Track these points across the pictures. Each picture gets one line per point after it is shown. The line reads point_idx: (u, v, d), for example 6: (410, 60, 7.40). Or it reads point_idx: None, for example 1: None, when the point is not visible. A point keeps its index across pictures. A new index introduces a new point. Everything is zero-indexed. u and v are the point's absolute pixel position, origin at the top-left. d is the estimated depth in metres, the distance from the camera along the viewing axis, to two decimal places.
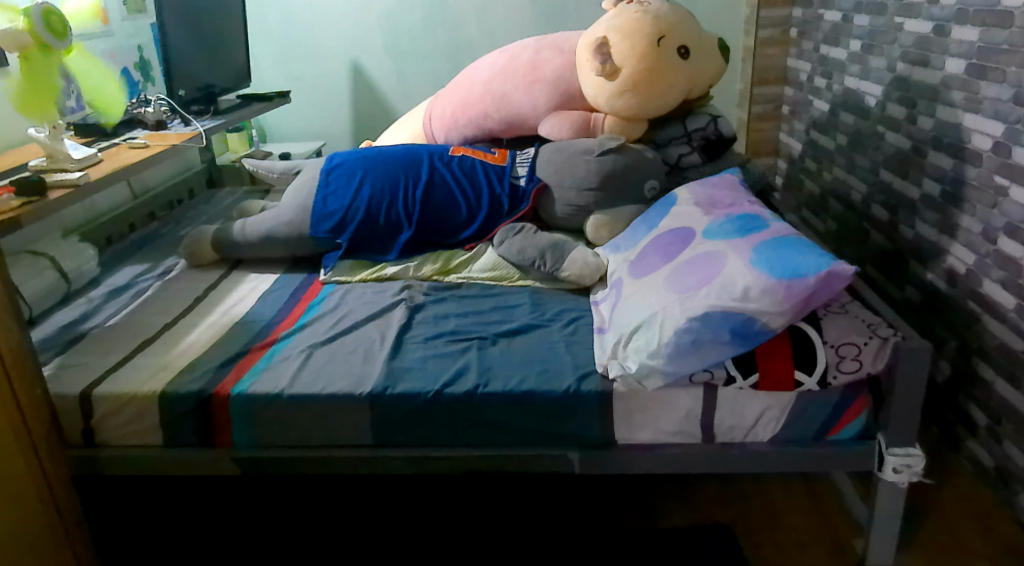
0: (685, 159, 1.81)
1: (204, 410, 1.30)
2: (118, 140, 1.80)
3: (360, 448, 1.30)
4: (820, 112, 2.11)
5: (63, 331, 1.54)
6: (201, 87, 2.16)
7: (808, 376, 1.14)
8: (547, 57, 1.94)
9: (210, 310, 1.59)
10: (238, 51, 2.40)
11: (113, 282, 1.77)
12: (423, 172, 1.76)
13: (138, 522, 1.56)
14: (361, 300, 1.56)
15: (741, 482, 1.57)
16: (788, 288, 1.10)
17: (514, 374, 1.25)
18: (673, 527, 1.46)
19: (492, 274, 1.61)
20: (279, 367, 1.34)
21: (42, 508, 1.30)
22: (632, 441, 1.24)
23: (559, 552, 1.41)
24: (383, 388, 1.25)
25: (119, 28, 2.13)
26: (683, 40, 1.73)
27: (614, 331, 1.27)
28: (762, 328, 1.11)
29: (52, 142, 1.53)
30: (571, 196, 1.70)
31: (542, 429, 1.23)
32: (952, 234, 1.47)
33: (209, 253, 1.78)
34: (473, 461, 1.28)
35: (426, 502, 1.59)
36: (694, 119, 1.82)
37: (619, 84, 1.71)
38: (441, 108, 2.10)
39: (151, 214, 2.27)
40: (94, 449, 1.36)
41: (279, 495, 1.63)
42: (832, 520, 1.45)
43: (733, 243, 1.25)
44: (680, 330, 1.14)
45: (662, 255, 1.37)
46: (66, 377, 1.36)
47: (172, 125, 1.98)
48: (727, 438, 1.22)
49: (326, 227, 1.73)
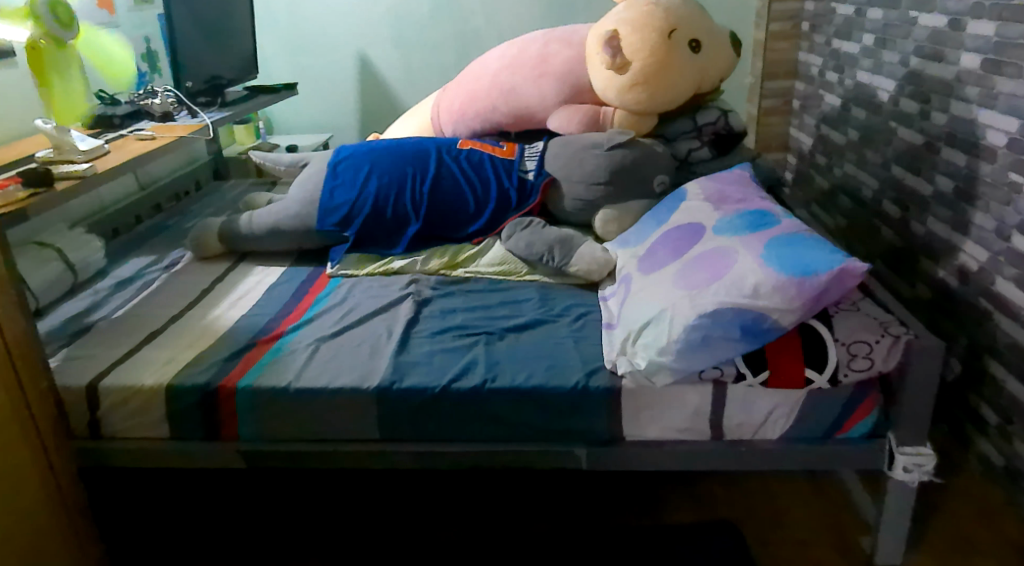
0: (695, 154, 1.79)
1: (210, 403, 1.30)
2: (126, 131, 1.79)
3: (365, 442, 1.30)
4: (831, 107, 2.09)
5: (70, 323, 1.54)
6: (208, 78, 2.15)
7: (819, 374, 1.13)
8: (556, 50, 1.93)
9: (216, 303, 1.59)
10: (244, 43, 2.39)
11: (119, 274, 1.77)
12: (431, 165, 1.75)
13: (146, 515, 1.57)
14: (368, 294, 1.55)
15: (747, 479, 1.57)
16: (799, 286, 1.09)
17: (522, 370, 1.24)
18: (679, 523, 1.45)
19: (500, 268, 1.61)
20: (285, 361, 1.33)
21: (50, 502, 1.30)
22: (640, 438, 1.23)
23: (565, 549, 1.41)
24: (390, 383, 1.24)
25: (126, 19, 2.12)
26: (694, 34, 1.71)
27: (622, 327, 1.26)
28: (773, 326, 1.11)
29: (58, 134, 1.50)
30: (579, 189, 1.69)
31: (549, 425, 1.23)
32: (965, 230, 1.46)
33: (214, 245, 1.78)
34: (477, 457, 1.27)
35: (433, 497, 1.58)
36: (704, 113, 1.81)
37: (629, 78, 1.70)
38: (449, 101, 2.09)
39: (157, 206, 2.27)
40: (101, 441, 1.37)
41: (284, 489, 1.63)
42: (839, 519, 1.44)
43: (744, 239, 1.24)
44: (689, 327, 1.12)
45: (672, 251, 1.35)
46: (72, 369, 1.37)
47: (180, 118, 1.97)
48: (736, 435, 1.21)
49: (332, 220, 1.71)
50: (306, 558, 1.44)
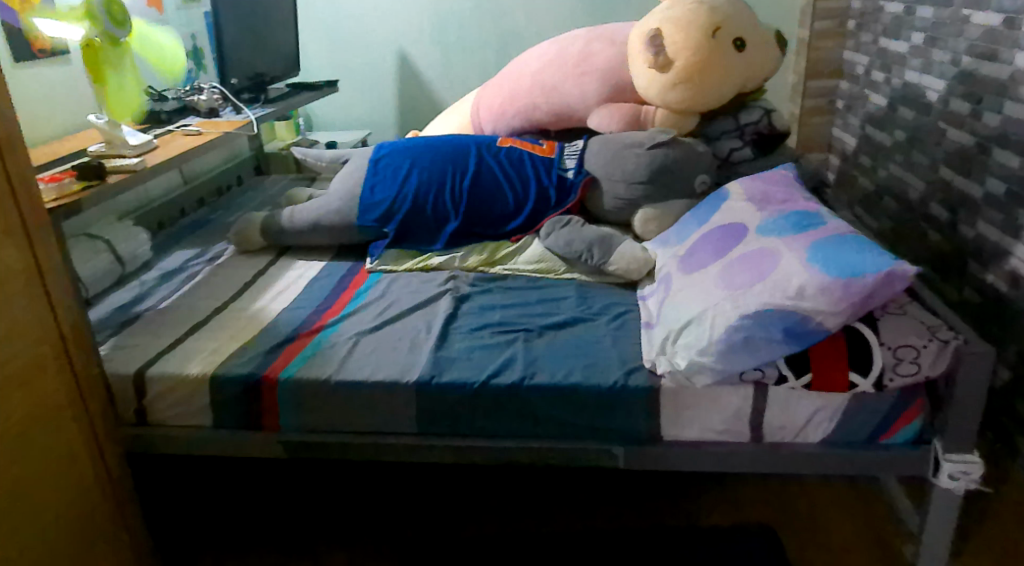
0: (736, 154, 1.78)
1: (253, 394, 1.33)
2: (173, 126, 1.84)
3: (403, 436, 1.31)
4: (877, 107, 2.05)
5: (118, 312, 1.58)
6: (252, 75, 2.19)
7: (863, 378, 1.12)
8: (598, 48, 1.93)
9: (258, 296, 1.62)
10: (287, 41, 2.43)
11: (165, 266, 1.82)
12: (471, 163, 1.76)
13: (188, 502, 1.61)
14: (407, 289, 1.57)
15: (785, 484, 1.55)
16: (846, 288, 1.07)
17: (560, 367, 1.24)
18: (715, 525, 1.44)
19: (538, 265, 1.61)
20: (327, 353, 1.36)
21: (99, 487, 1.34)
22: (678, 438, 1.23)
23: (599, 547, 1.41)
24: (430, 377, 1.26)
25: (174, 17, 2.17)
26: (739, 32, 1.69)
27: (662, 327, 1.25)
28: (817, 328, 1.09)
29: (110, 128, 1.55)
30: (619, 188, 1.69)
31: (587, 423, 1.23)
32: (1017, 234, 1.42)
33: (257, 239, 1.82)
34: (513, 454, 1.28)
35: (468, 493, 1.59)
36: (747, 113, 1.79)
37: (672, 77, 1.69)
38: (489, 99, 2.10)
39: (201, 200, 2.32)
40: (148, 428, 1.40)
41: (322, 480, 1.66)
42: (880, 526, 1.42)
43: (788, 240, 1.23)
44: (731, 328, 1.12)
45: (714, 251, 1.35)
46: (122, 357, 1.41)
47: (225, 114, 2.01)
48: (776, 438, 1.20)
49: (372, 216, 1.73)
50: (343, 548, 1.46)
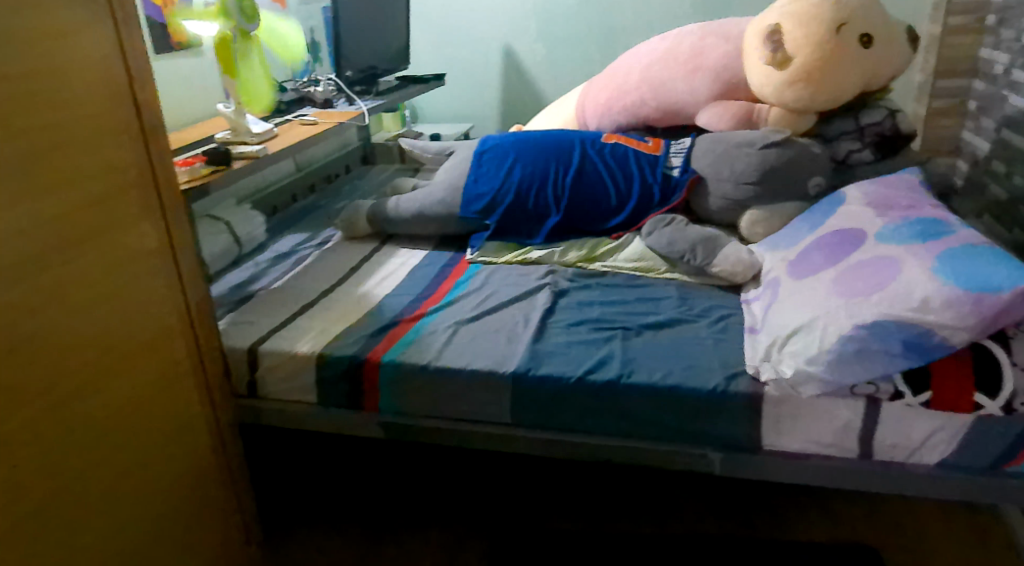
0: (855, 156, 1.70)
1: (356, 374, 1.38)
2: (291, 116, 1.93)
3: (498, 425, 1.33)
4: (1015, 109, 1.90)
5: (236, 290, 1.69)
6: (364, 68, 2.27)
7: (990, 399, 1.05)
8: (711, 44, 1.88)
9: (363, 281, 1.68)
10: (398, 35, 2.50)
11: (277, 249, 1.92)
12: (575, 158, 1.76)
13: (291, 473, 1.69)
14: (506, 282, 1.59)
15: (891, 504, 1.47)
16: (976, 303, 1.01)
17: (659, 367, 1.23)
18: (813, 541, 1.39)
19: (638, 264, 1.60)
20: (427, 340, 1.40)
21: (216, 455, 1.41)
22: (780, 449, 1.19)
23: (689, 553, 1.38)
24: (527, 369, 1.27)
25: (295, 12, 2.27)
26: (866, 28, 1.61)
27: (767, 333, 1.21)
28: (940, 343, 1.03)
29: (236, 117, 1.65)
30: (726, 188, 1.65)
31: (683, 426, 1.21)
32: None
33: (363, 226, 1.89)
34: (606, 451, 1.27)
35: (556, 488, 1.60)
36: (870, 113, 1.70)
37: (790, 75, 1.63)
38: (595, 95, 2.09)
39: (311, 186, 2.43)
40: (258, 400, 1.49)
41: (416, 463, 1.71)
42: (996, 559, 1.32)
43: (912, 249, 1.16)
44: (844, 337, 1.07)
45: (828, 256, 1.29)
46: (238, 331, 1.50)
47: (338, 105, 2.10)
48: (887, 456, 1.14)
49: (475, 208, 1.76)
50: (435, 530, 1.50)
